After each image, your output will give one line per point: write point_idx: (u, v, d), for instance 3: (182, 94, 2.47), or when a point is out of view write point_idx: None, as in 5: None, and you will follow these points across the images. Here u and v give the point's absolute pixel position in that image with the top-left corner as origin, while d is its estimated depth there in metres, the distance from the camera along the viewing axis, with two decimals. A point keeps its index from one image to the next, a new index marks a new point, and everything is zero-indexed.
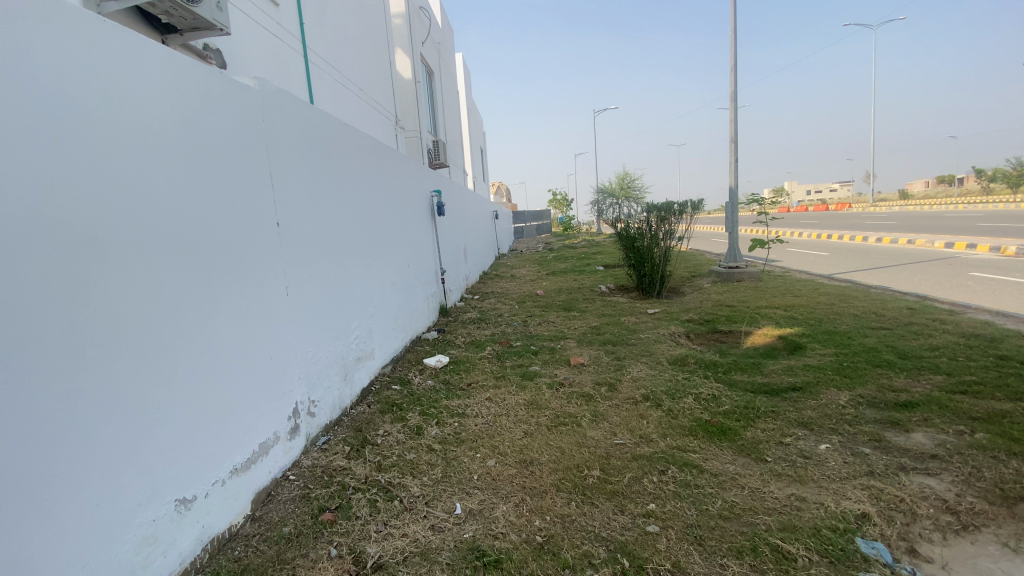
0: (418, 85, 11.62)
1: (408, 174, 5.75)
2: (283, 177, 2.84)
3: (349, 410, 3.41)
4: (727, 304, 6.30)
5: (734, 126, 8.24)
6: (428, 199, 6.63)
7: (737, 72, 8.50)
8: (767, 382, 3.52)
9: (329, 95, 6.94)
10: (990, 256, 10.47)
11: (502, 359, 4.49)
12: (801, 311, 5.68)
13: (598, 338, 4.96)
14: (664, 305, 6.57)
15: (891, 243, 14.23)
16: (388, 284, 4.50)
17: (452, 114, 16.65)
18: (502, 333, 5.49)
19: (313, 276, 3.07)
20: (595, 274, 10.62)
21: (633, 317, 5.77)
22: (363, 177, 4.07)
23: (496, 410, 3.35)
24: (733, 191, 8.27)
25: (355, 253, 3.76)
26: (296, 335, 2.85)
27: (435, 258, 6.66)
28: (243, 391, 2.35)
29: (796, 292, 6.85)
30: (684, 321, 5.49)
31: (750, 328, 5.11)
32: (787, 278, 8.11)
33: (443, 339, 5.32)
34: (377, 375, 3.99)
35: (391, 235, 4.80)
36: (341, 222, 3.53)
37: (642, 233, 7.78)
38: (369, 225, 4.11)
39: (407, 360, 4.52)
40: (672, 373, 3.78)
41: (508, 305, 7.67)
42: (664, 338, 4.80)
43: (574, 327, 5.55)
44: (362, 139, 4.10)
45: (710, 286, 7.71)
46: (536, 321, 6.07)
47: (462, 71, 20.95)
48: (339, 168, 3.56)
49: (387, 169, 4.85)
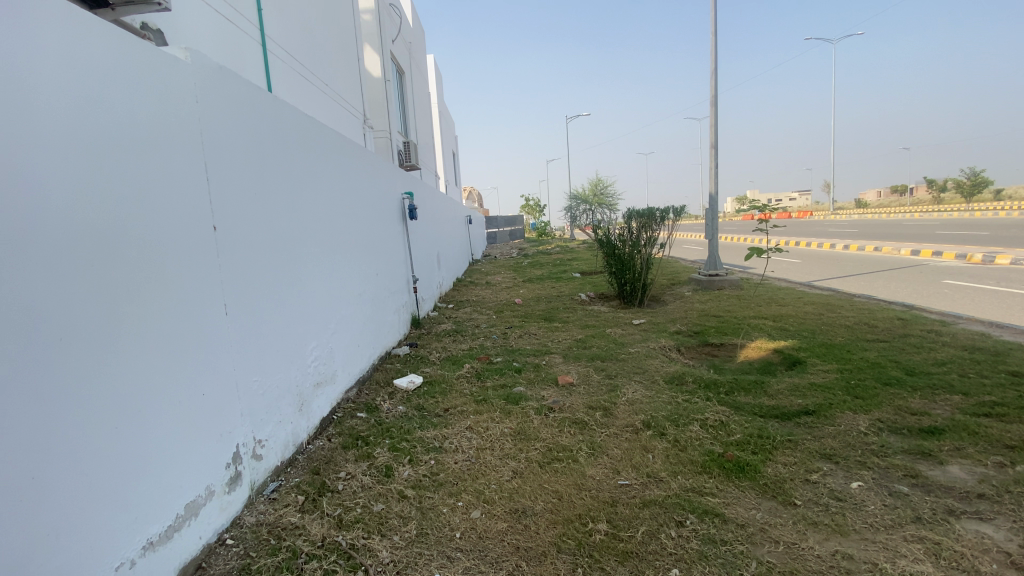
0: (388, 84, 11.09)
1: (376, 172, 5.26)
2: (229, 173, 2.37)
3: (306, 446, 2.92)
4: (714, 314, 6.03)
5: (715, 130, 8.06)
6: (399, 202, 6.15)
7: (717, 77, 8.35)
8: (776, 404, 3.21)
9: (290, 88, 6.38)
10: (957, 263, 10.67)
11: (482, 379, 4.05)
12: (791, 321, 5.45)
13: (585, 352, 4.58)
14: (649, 315, 6.26)
15: (858, 250, 14.47)
16: (353, 295, 3.99)
17: (424, 116, 16.17)
18: (480, 348, 5.05)
19: (261, 289, 2.58)
20: (572, 281, 10.27)
21: (619, 329, 5.42)
22: (323, 174, 3.58)
23: (478, 443, 2.91)
24: (714, 197, 8.09)
25: (314, 260, 3.27)
26: (240, 362, 2.35)
27: (407, 265, 6.18)
28: (164, 439, 1.85)
29: (782, 300, 6.66)
30: (673, 332, 5.18)
31: (743, 340, 4.83)
32: (768, 286, 7.96)
33: (416, 355, 4.84)
34: (339, 401, 3.50)
35: (357, 240, 4.31)
36: (296, 225, 3.04)
37: (624, 240, 7.48)
38: (330, 229, 3.62)
39: (375, 382, 4.04)
40: (671, 394, 3.42)
41: (484, 314, 7.23)
42: (655, 352, 4.47)
43: (557, 340, 5.16)
44: (324, 133, 3.63)
45: (692, 294, 7.48)
46: (515, 333, 5.65)
47: (433, 73, 20.50)
48: (294, 163, 3.07)
49: (352, 167, 4.36)
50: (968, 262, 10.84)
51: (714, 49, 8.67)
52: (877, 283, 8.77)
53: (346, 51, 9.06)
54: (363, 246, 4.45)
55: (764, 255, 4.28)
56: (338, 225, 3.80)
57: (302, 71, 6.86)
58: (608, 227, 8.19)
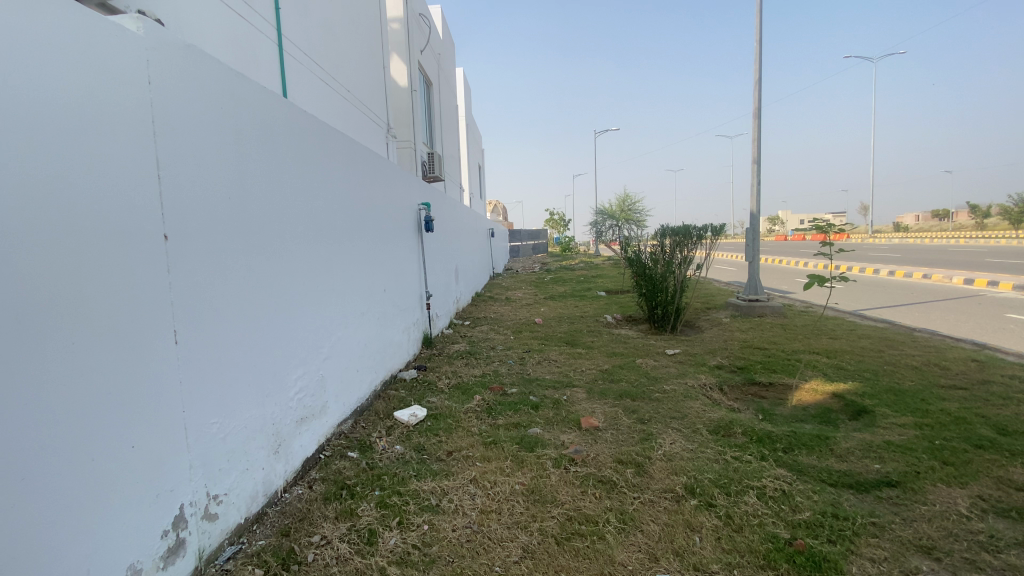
0: (414, 93, 10.86)
1: (389, 179, 4.88)
2: (191, 172, 1.97)
3: (280, 496, 2.48)
4: (758, 346, 5.42)
5: (758, 144, 7.49)
6: (415, 212, 5.77)
7: (761, 88, 7.81)
8: (848, 470, 2.62)
9: (307, 92, 6.11)
10: (1019, 295, 9.75)
11: (494, 415, 3.56)
12: (848, 359, 4.81)
13: (612, 387, 4.05)
14: (684, 344, 5.68)
15: (905, 277, 13.53)
16: (352, 314, 3.57)
17: (451, 128, 16.01)
18: (494, 376, 4.56)
19: (228, 311, 2.15)
20: (598, 301, 9.75)
21: (650, 360, 4.87)
22: (320, 178, 3.18)
23: (483, 504, 2.42)
24: (755, 217, 7.51)
25: (303, 276, 2.85)
26: (190, 401, 1.91)
27: (421, 281, 5.77)
28: (65, 512, 1.41)
29: (832, 333, 5.99)
30: (713, 367, 4.61)
31: (795, 380, 4.22)
32: (813, 314, 7.30)
33: (423, 381, 4.39)
34: (328, 437, 3.06)
35: (362, 253, 3.90)
36: (281, 234, 2.62)
37: (656, 260, 6.93)
38: (326, 240, 3.21)
39: (374, 413, 3.59)
40: (717, 450, 2.89)
41: (502, 334, 6.76)
42: (694, 391, 3.93)
43: (581, 370, 4.63)
44: (323, 134, 3.25)
45: (729, 321, 6.88)
46: (535, 359, 5.14)
47: (462, 86, 20.48)
48: (281, 163, 2.66)
49: (358, 172, 3.97)
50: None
51: (758, 58, 8.15)
52: (934, 315, 7.98)
53: (371, 58, 8.85)
54: (368, 259, 4.04)
55: (828, 283, 3.68)
56: (336, 235, 3.39)
57: (322, 75, 6.60)
58: (638, 245, 7.66)
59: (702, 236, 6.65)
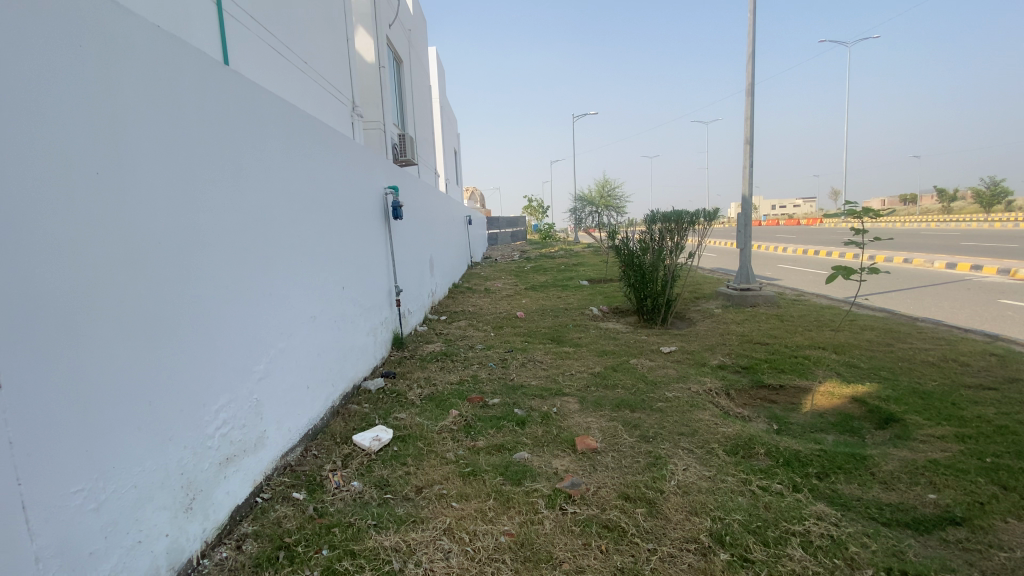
0: (383, 71, 10.09)
1: (345, 156, 4.24)
2: (23, 137, 1.35)
3: (195, 566, 1.91)
4: (759, 342, 4.98)
5: (751, 123, 7.05)
6: (381, 197, 5.15)
7: (753, 64, 7.38)
8: (900, 503, 2.19)
9: (254, 61, 5.37)
10: (1002, 279, 9.67)
11: (473, 435, 3.03)
12: (858, 354, 4.42)
13: (608, 395, 3.57)
14: (679, 339, 5.22)
15: (885, 261, 13.45)
16: (299, 316, 2.98)
17: (424, 109, 15.22)
18: (473, 382, 4.02)
19: (97, 332, 1.55)
20: (581, 291, 9.28)
21: (646, 360, 4.39)
22: (247, 154, 2.55)
23: (461, 568, 1.90)
24: (748, 200, 7.10)
25: (221, 274, 2.24)
26: (32, 467, 1.33)
27: (390, 274, 5.17)
28: None
29: (833, 324, 5.63)
30: (715, 367, 4.15)
31: (809, 382, 3.80)
32: (807, 303, 6.96)
33: (390, 392, 3.83)
34: (268, 475, 2.49)
35: (311, 246, 3.30)
36: (184, 222, 2.00)
37: (646, 247, 6.43)
38: (257, 229, 2.60)
39: (329, 437, 3.03)
40: (741, 477, 2.43)
41: (482, 330, 6.22)
42: (699, 398, 3.48)
43: (570, 373, 4.12)
44: (248, 99, 2.62)
45: (724, 313, 6.47)
46: (518, 361, 4.61)
47: (435, 67, 19.61)
48: (181, 127, 2.03)
49: (302, 143, 3.33)
50: (1013, 277, 9.84)
51: (749, 33, 7.72)
52: (927, 301, 7.72)
53: (333, 28, 8.07)
54: (320, 250, 3.43)
55: (855, 275, 3.18)
56: (271, 221, 2.77)
57: (272, 42, 5.85)
58: (625, 232, 7.16)
59: (695, 221, 6.19)
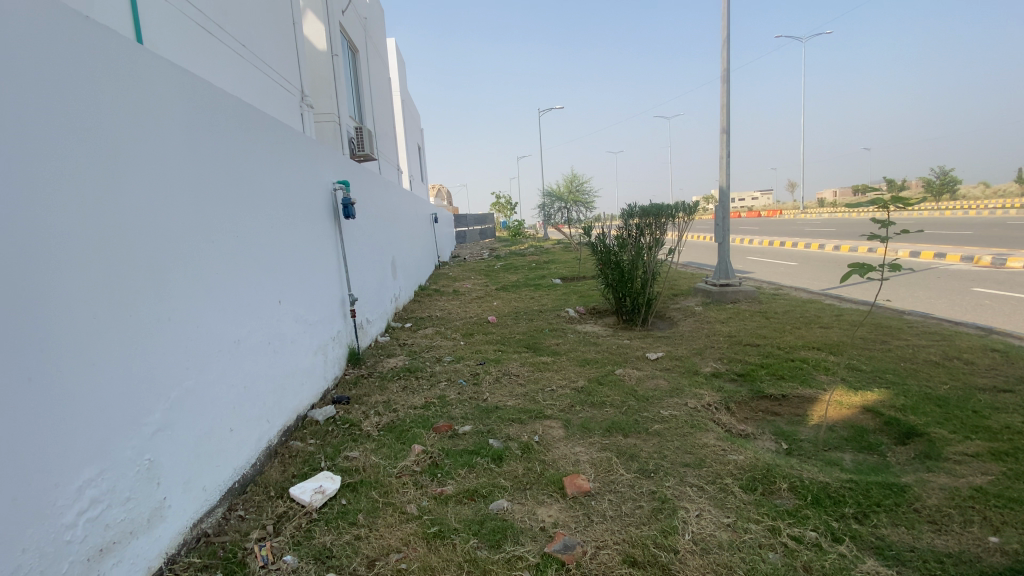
0: (336, 59, 9.36)
1: (281, 144, 3.63)
2: None
3: None
4: (749, 343, 4.62)
5: (727, 111, 6.74)
6: (329, 194, 4.52)
7: (728, 50, 7.08)
8: (960, 552, 1.82)
9: (174, 39, 4.62)
10: (966, 267, 9.81)
11: (440, 478, 2.51)
12: (857, 354, 4.12)
13: (596, 416, 3.11)
14: (665, 343, 4.81)
15: (850, 251, 13.58)
16: (214, 342, 2.39)
17: (384, 102, 14.46)
18: (439, 406, 3.49)
19: None
20: (554, 291, 8.84)
21: (633, 369, 3.96)
22: (139, 143, 2.00)
23: None
24: (726, 192, 6.79)
25: (87, 299, 1.66)
26: None
27: (343, 281, 4.56)
28: None
29: (819, 319, 5.37)
30: (709, 375, 3.75)
31: (813, 391, 3.44)
32: (788, 297, 6.73)
33: (341, 424, 3.26)
34: (171, 556, 1.94)
35: (236, 256, 2.74)
36: (18, 228, 1.43)
37: (623, 244, 6.02)
38: (155, 238, 2.05)
39: (261, 491, 2.47)
40: (769, 523, 2.00)
41: (450, 338, 5.69)
42: (698, 416, 3.06)
43: (550, 390, 3.64)
44: (143, 74, 2.07)
45: (705, 311, 6.15)
46: (490, 375, 4.10)
47: (394, 59, 18.80)
48: (17, 96, 1.46)
49: (219, 126, 2.72)
50: (976, 264, 10.01)
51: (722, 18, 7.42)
52: (903, 291, 7.62)
53: (277, 9, 7.31)
54: (248, 260, 2.86)
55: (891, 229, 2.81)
56: (171, 224, 2.18)
57: (200, 19, 5.09)
58: (600, 228, 6.73)
59: (675, 215, 5.80)
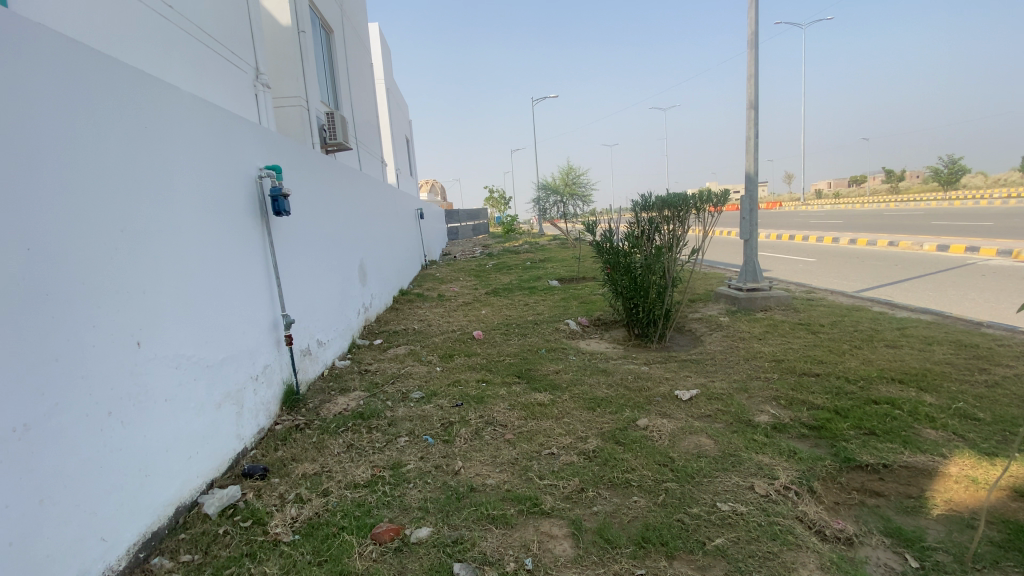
0: (303, 34, 8.22)
1: (173, 114, 2.54)
2: None
3: None
4: (807, 372, 3.56)
5: (755, 84, 5.67)
6: (255, 183, 3.44)
7: (754, 14, 6.02)
8: None
9: None
10: (1008, 262, 8.80)
11: None
12: (960, 391, 3.07)
13: (619, 512, 2.05)
14: (695, 372, 3.76)
15: (868, 245, 12.57)
16: None
17: (365, 88, 13.32)
18: (390, 485, 2.43)
19: None
20: (552, 295, 7.78)
21: (661, 419, 2.91)
22: None
23: None
24: (755, 180, 5.73)
25: None
26: None
27: (276, 299, 3.50)
28: None
29: (879, 334, 4.34)
30: (769, 431, 2.70)
31: (929, 460, 2.38)
32: (828, 304, 5.68)
33: (239, 524, 2.22)
34: None
35: (45, 283, 1.70)
36: None
37: (636, 244, 4.95)
38: None
39: None
40: None
41: (425, 361, 4.62)
42: (777, 513, 2.00)
43: (549, 456, 2.58)
44: None
45: (733, 323, 5.10)
46: (468, 426, 3.04)
47: (377, 44, 17.66)
48: None
49: (19, 71, 1.65)
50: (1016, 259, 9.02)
51: None
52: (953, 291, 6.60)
53: None
54: (74, 290, 1.82)
55: None
56: None
57: None
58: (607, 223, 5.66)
59: (698, 208, 4.74)
